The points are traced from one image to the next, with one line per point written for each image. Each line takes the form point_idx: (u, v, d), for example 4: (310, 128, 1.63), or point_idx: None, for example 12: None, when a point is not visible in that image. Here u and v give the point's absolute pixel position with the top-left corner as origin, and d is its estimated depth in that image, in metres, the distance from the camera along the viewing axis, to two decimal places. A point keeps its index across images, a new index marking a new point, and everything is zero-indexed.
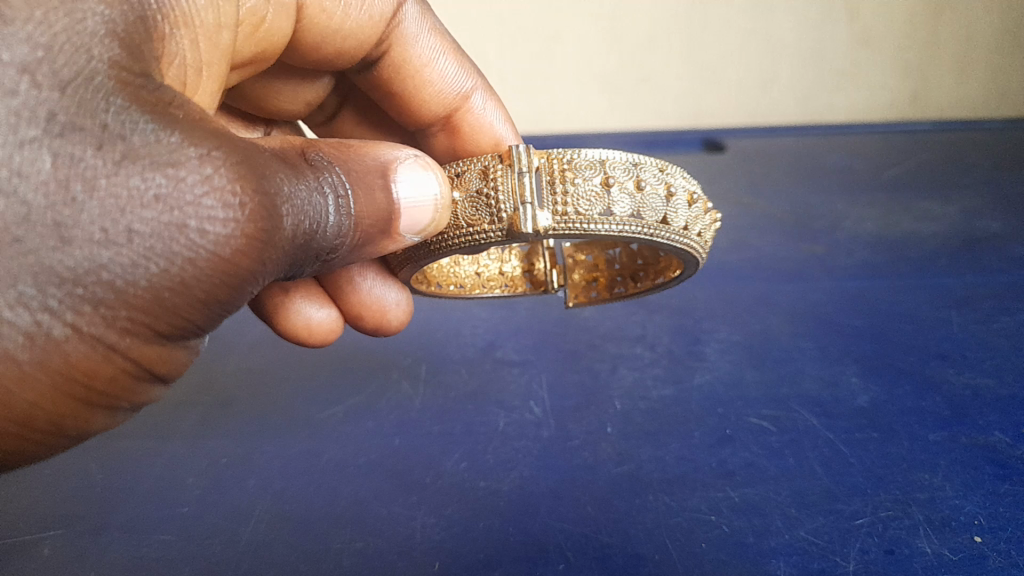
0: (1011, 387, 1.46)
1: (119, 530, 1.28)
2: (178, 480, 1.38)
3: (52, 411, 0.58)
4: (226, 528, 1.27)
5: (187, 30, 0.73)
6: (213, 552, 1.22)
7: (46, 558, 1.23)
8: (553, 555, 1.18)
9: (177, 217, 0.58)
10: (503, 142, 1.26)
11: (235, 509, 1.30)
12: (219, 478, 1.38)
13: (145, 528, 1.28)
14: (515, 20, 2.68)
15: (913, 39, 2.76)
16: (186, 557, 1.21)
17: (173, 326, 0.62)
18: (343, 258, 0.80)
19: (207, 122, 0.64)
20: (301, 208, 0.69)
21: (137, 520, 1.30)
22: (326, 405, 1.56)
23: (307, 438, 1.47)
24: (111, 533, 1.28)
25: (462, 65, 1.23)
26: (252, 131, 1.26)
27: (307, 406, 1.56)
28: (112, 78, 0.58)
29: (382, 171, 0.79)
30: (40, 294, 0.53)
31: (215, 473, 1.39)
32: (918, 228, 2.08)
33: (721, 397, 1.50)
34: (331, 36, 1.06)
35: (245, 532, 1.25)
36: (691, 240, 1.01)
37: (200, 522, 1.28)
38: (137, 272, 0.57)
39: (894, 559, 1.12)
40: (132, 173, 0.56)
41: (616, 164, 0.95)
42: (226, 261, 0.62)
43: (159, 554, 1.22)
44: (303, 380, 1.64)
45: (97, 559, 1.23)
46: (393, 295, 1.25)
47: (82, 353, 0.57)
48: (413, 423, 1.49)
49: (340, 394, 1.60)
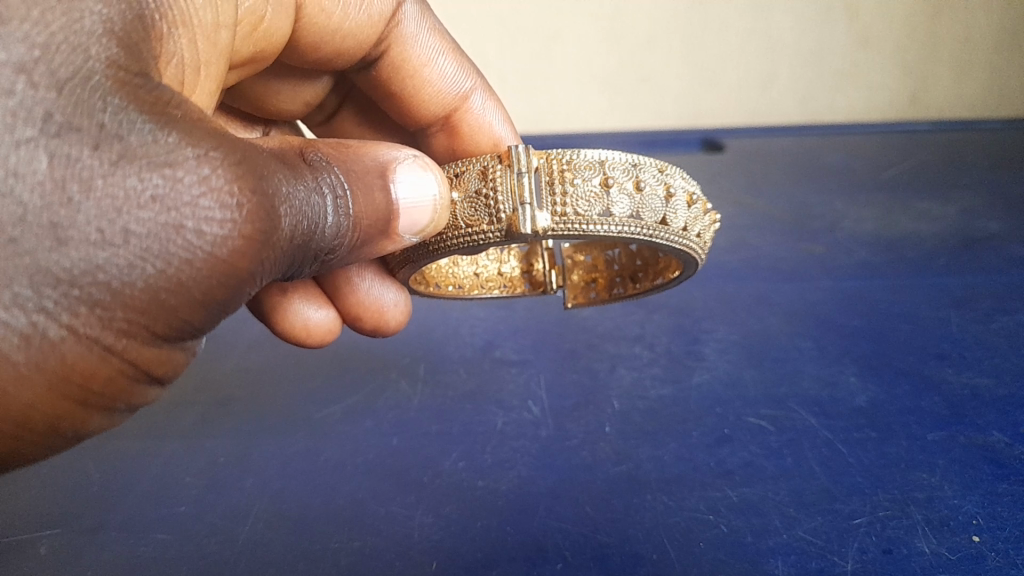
0: (1010, 387, 1.46)
1: (117, 529, 1.28)
2: (176, 479, 1.38)
3: (49, 412, 0.58)
4: (224, 527, 1.26)
5: (185, 30, 0.72)
6: (211, 552, 1.22)
7: (43, 557, 1.23)
8: (552, 555, 1.18)
9: (175, 218, 0.58)
10: (502, 143, 1.26)
11: (234, 508, 1.30)
12: (218, 478, 1.37)
13: (143, 527, 1.28)
14: (515, 20, 2.68)
15: (913, 39, 2.76)
16: (184, 556, 1.21)
17: (171, 327, 0.62)
18: (342, 259, 0.80)
19: (205, 122, 0.63)
20: (299, 208, 0.69)
21: (135, 519, 1.30)
22: (325, 405, 1.56)
23: (305, 437, 1.47)
24: (109, 532, 1.27)
25: (461, 65, 1.23)
26: (252, 131, 1.26)
27: (306, 405, 1.56)
28: (109, 77, 0.58)
29: (381, 171, 0.79)
30: (36, 296, 0.53)
31: (213, 472, 1.39)
32: (917, 228, 2.08)
33: (720, 397, 1.50)
34: (330, 36, 1.05)
35: (243, 531, 1.25)
36: (690, 241, 1.00)
37: (199, 521, 1.28)
38: (133, 273, 0.57)
39: (892, 559, 1.12)
40: (129, 173, 0.56)
41: (615, 164, 0.95)
42: (223, 262, 0.62)
43: (157, 554, 1.22)
44: (302, 379, 1.64)
45: (95, 558, 1.22)
46: (391, 295, 1.25)
47: (79, 354, 0.57)
48: (412, 422, 1.49)
49: (338, 393, 1.59)
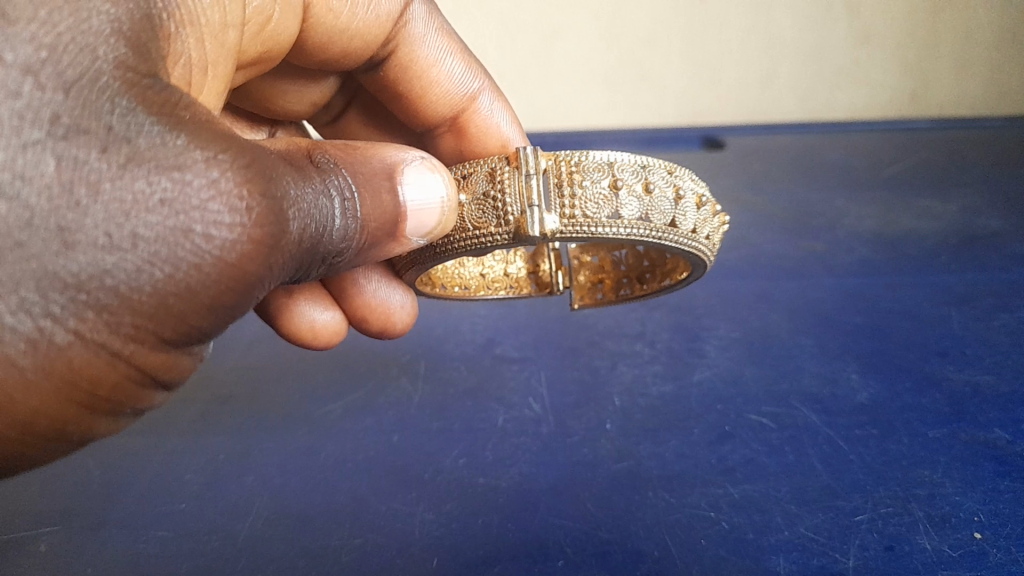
0: (1011, 384, 1.46)
1: (117, 526, 1.27)
2: (177, 476, 1.37)
3: (55, 417, 0.57)
4: (224, 525, 1.26)
5: (192, 29, 0.71)
6: (211, 549, 1.21)
7: (43, 554, 1.22)
8: (553, 552, 1.17)
9: (183, 222, 0.57)
10: (511, 143, 1.25)
11: (234, 505, 1.30)
12: (219, 475, 1.37)
13: (143, 523, 1.27)
14: (515, 17, 2.66)
15: (914, 36, 2.75)
16: (184, 553, 1.21)
17: (178, 332, 0.61)
18: (349, 261, 0.79)
19: (214, 124, 0.62)
20: (308, 211, 0.68)
21: (134, 516, 1.29)
22: (324, 402, 1.55)
23: (306, 435, 1.46)
24: (110, 528, 1.27)
25: (469, 66, 1.22)
26: (258, 132, 1.26)
27: (306, 401, 1.55)
28: (117, 79, 0.57)
29: (389, 173, 0.78)
30: (42, 300, 0.53)
31: (215, 470, 1.38)
32: (917, 226, 2.08)
33: (721, 394, 1.49)
34: (338, 35, 1.04)
35: (243, 529, 1.25)
36: (699, 243, 1.00)
37: (199, 519, 1.28)
38: (141, 277, 0.56)
39: (894, 556, 1.12)
40: (137, 176, 0.55)
41: (624, 166, 0.94)
42: (232, 267, 0.61)
43: (157, 550, 1.22)
44: (302, 376, 1.63)
45: (95, 556, 1.22)
46: (398, 298, 1.24)
47: (85, 359, 0.56)
48: (412, 419, 1.49)
49: (338, 391, 1.58)
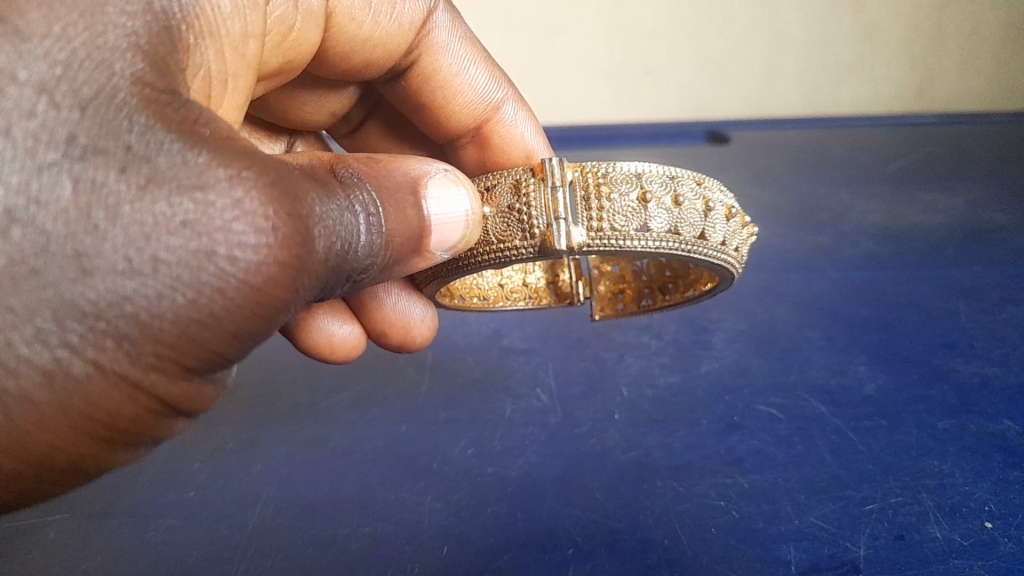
0: (1020, 376, 1.45)
1: (124, 514, 1.25)
2: (182, 463, 1.34)
3: (72, 452, 0.55)
4: (231, 512, 1.24)
5: (212, 41, 0.69)
6: (219, 537, 1.20)
7: (51, 542, 1.21)
8: (562, 541, 1.16)
9: (206, 244, 0.55)
10: (534, 155, 1.23)
11: (241, 493, 1.28)
12: (224, 463, 1.34)
13: (152, 511, 1.25)
14: (518, 13, 2.62)
15: (917, 30, 2.72)
16: (193, 541, 1.20)
17: (200, 359, 0.58)
18: (374, 277, 0.76)
19: (236, 140, 0.60)
20: (333, 228, 0.65)
21: (140, 504, 1.27)
22: (331, 392, 1.50)
23: (308, 427, 1.42)
24: (116, 517, 1.25)
25: (492, 74, 1.19)
26: (276, 143, 1.24)
27: (311, 392, 1.50)
28: (135, 95, 0.55)
29: (413, 186, 0.76)
30: (60, 330, 0.50)
31: (220, 457, 1.35)
32: (925, 219, 2.04)
33: (729, 385, 1.47)
34: (360, 46, 1.02)
35: (250, 516, 1.23)
36: (729, 256, 0.98)
37: (206, 506, 1.26)
38: (162, 304, 0.54)
39: (905, 545, 1.12)
40: (157, 198, 0.53)
41: (652, 177, 0.93)
42: (258, 290, 0.58)
43: (166, 539, 1.20)
44: (300, 366, 1.56)
45: (104, 542, 1.21)
46: (419, 311, 1.23)
47: (104, 391, 0.53)
48: (418, 410, 1.45)
49: (343, 380, 1.53)
